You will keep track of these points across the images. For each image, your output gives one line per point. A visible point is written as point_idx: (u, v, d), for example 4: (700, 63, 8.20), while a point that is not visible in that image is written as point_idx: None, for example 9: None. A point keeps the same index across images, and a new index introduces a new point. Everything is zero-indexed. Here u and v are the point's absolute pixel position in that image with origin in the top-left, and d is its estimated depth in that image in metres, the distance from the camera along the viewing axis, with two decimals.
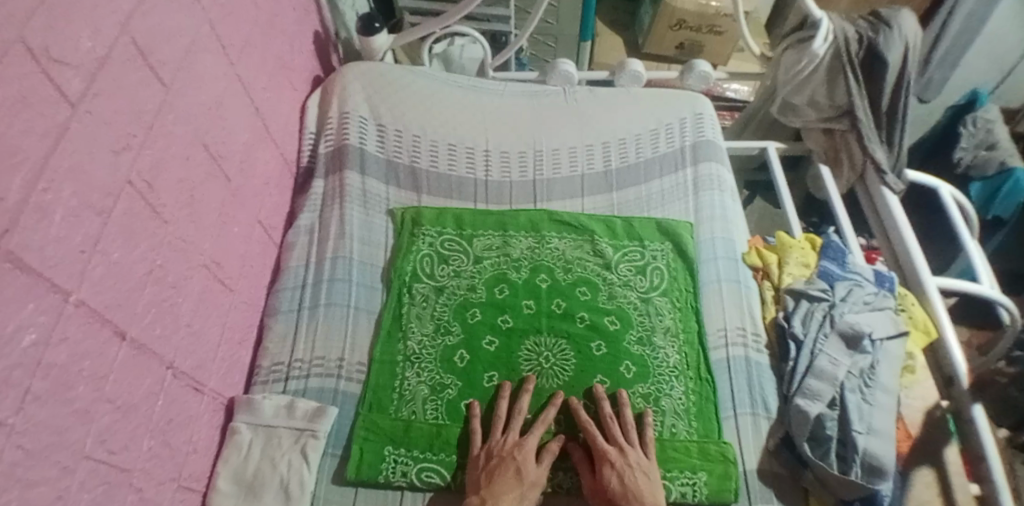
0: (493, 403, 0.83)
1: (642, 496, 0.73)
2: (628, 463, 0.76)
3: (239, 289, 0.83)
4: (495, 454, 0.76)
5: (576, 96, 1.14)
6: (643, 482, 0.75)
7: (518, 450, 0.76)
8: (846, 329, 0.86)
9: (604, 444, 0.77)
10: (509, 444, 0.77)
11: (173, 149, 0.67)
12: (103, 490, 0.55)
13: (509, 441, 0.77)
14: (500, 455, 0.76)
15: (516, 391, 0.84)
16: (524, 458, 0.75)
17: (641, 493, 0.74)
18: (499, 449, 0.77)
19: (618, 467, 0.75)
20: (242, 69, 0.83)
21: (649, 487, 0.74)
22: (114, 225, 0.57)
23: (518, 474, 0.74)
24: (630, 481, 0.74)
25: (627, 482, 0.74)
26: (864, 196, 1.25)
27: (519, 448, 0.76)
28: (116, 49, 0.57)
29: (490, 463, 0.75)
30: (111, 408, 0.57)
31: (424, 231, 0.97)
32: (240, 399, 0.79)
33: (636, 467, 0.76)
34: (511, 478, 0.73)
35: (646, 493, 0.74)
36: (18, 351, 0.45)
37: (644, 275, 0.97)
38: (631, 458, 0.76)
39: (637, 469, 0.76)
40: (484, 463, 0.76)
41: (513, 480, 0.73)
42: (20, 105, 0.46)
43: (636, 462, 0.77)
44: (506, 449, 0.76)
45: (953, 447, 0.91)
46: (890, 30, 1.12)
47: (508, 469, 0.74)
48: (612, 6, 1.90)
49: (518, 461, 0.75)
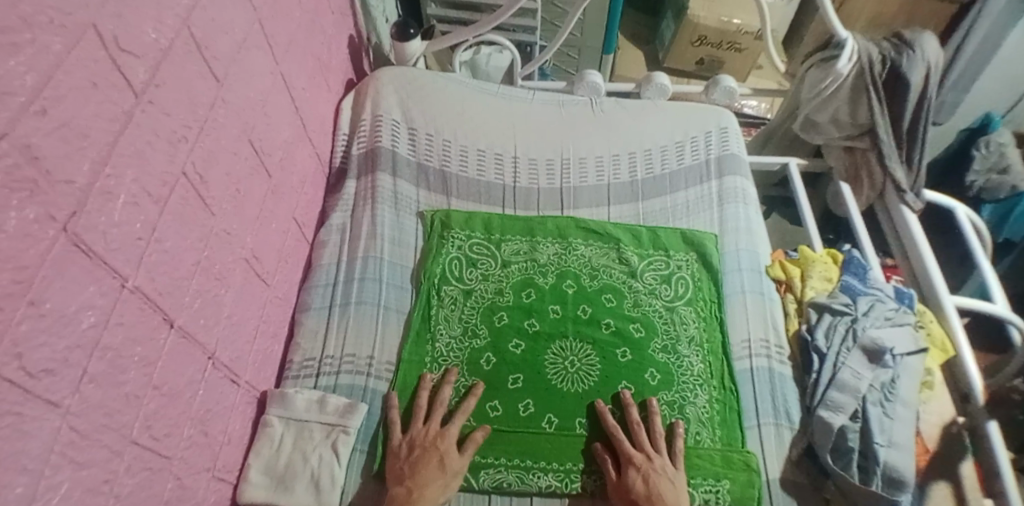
0: (412, 396, 0.84)
1: (667, 500, 0.74)
2: (652, 468, 0.77)
3: (275, 284, 0.84)
4: (418, 445, 0.77)
5: (603, 106, 1.17)
6: (667, 486, 0.76)
7: (440, 440, 0.78)
8: (869, 344, 0.87)
9: (630, 449, 0.79)
10: (432, 435, 0.79)
11: (223, 143, 0.68)
12: (145, 476, 0.56)
13: (431, 431, 0.79)
14: (424, 446, 0.77)
15: (438, 383, 0.85)
16: (447, 446, 0.77)
17: (665, 497, 0.74)
18: (423, 439, 0.78)
19: (643, 469, 0.77)
20: (286, 68, 0.85)
21: (672, 491, 0.75)
22: (169, 214, 0.58)
23: (442, 463, 0.76)
24: (655, 485, 0.75)
25: (651, 485, 0.75)
26: (884, 214, 1.26)
27: (441, 438, 0.78)
28: (178, 41, 0.58)
29: (414, 453, 0.77)
30: (157, 395, 0.57)
31: (453, 234, 0.99)
32: (273, 393, 0.80)
33: (661, 472, 0.77)
34: (433, 467, 0.75)
35: (670, 497, 0.75)
36: (78, 332, 0.46)
37: (668, 284, 0.98)
38: (657, 462, 0.78)
39: (663, 475, 0.77)
40: (407, 453, 0.77)
41: (435, 469, 0.75)
42: (93, 91, 0.46)
43: (661, 467, 0.77)
44: (429, 440, 0.78)
45: (969, 462, 0.92)
46: (914, 52, 1.14)
47: (432, 460, 0.76)
48: (634, 21, 1.93)
49: (440, 450, 0.77)
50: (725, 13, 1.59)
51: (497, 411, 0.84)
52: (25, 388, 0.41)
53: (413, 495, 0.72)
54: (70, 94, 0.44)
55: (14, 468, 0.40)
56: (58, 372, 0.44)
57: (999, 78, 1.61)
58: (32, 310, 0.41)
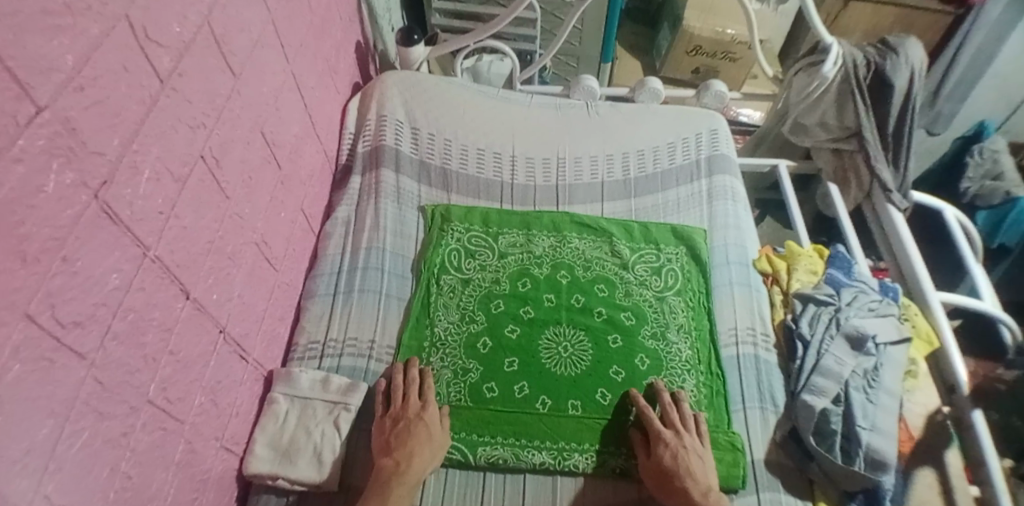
0: (390, 375, 0.87)
1: (696, 475, 0.77)
2: (681, 445, 0.80)
3: (282, 269, 0.89)
4: (401, 419, 0.81)
5: (598, 109, 1.22)
6: (695, 461, 0.79)
7: (423, 413, 0.81)
8: (851, 332, 0.91)
9: (659, 428, 0.81)
10: (414, 409, 0.82)
11: (237, 133, 0.73)
12: (159, 435, 0.59)
13: (414, 407, 0.82)
14: (408, 418, 0.81)
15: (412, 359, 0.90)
16: (431, 420, 0.81)
17: (694, 472, 0.78)
18: (407, 412, 0.81)
19: (672, 446, 0.79)
20: (296, 67, 0.91)
21: (701, 466, 0.79)
22: (188, 192, 0.63)
23: (427, 435, 0.79)
24: (683, 460, 0.78)
25: (680, 461, 0.78)
26: (871, 214, 1.30)
27: (423, 412, 0.81)
28: (199, 36, 0.63)
29: (398, 426, 0.80)
30: (172, 360, 0.61)
31: (453, 227, 1.04)
32: (279, 372, 0.84)
33: (691, 449, 0.80)
34: (420, 437, 0.79)
35: (699, 472, 0.78)
36: (105, 290, 0.50)
37: (659, 276, 1.02)
38: (686, 440, 0.81)
39: (694, 452, 0.80)
40: (391, 427, 0.80)
41: (423, 439, 0.79)
42: (123, 74, 0.52)
43: (690, 444, 0.81)
44: (411, 413, 0.81)
45: (954, 451, 0.95)
46: (897, 57, 1.19)
47: (421, 433, 0.79)
48: (632, 33, 2.00)
49: (425, 423, 0.80)
50: (719, 23, 1.64)
51: (494, 391, 0.88)
52: (56, 336, 0.45)
53: (401, 467, 0.76)
54: (105, 75, 0.49)
55: (44, 409, 0.44)
56: (85, 325, 0.48)
57: (997, 86, 1.65)
58: (64, 267, 0.45)
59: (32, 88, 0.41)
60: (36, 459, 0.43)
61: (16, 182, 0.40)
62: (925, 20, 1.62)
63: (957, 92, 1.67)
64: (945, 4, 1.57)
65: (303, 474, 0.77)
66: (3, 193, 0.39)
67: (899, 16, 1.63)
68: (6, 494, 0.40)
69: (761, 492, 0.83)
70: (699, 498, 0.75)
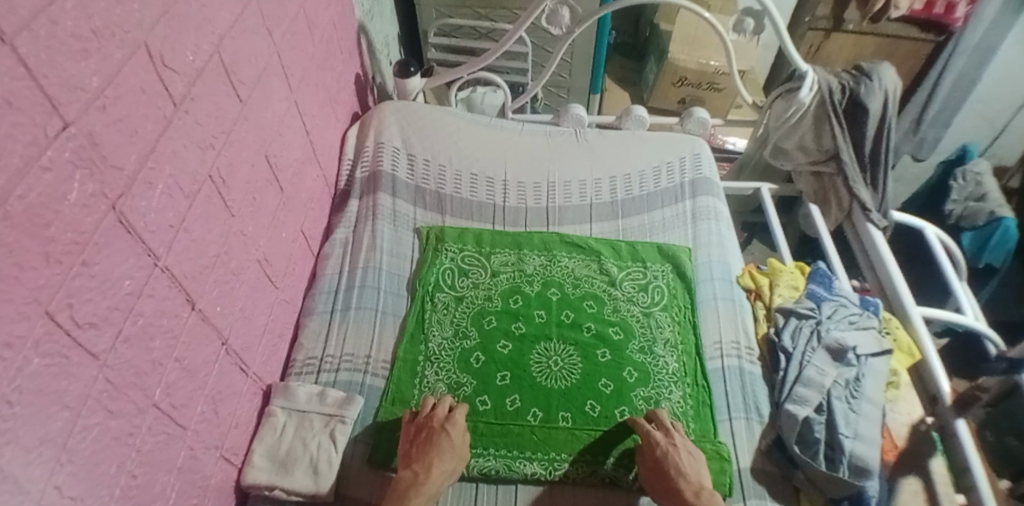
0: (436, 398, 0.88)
1: (687, 474, 0.79)
2: (672, 444, 0.83)
3: (283, 287, 0.93)
4: (426, 426, 0.83)
5: (586, 135, 1.28)
6: (686, 458, 0.81)
7: (448, 424, 0.82)
8: (832, 344, 0.94)
9: (650, 430, 0.84)
10: (440, 419, 0.83)
11: (242, 154, 0.78)
12: (162, 438, 0.63)
13: (440, 414, 0.84)
14: (433, 428, 0.82)
15: (413, 374, 0.93)
16: (455, 431, 0.82)
17: (685, 469, 0.79)
18: (433, 421, 0.83)
19: (664, 445, 0.82)
20: (299, 96, 0.97)
21: (691, 463, 0.81)
22: (196, 208, 0.68)
23: (450, 446, 0.80)
24: (675, 458, 0.80)
25: (671, 458, 0.80)
26: (853, 233, 1.35)
27: (449, 422, 0.83)
28: (210, 64, 0.69)
29: (422, 434, 0.82)
30: (177, 366, 0.65)
31: (447, 247, 1.08)
32: (277, 386, 0.87)
33: (681, 447, 0.82)
34: (440, 448, 0.79)
35: (690, 470, 0.80)
36: (118, 295, 0.55)
37: (645, 292, 1.05)
38: (676, 439, 0.83)
39: (681, 449, 0.82)
40: (416, 435, 0.82)
41: (446, 450, 0.79)
42: (142, 96, 0.57)
43: (680, 443, 0.83)
44: (436, 421, 0.83)
45: (939, 460, 0.97)
46: (871, 82, 1.25)
47: (443, 443, 0.80)
48: (621, 65, 2.09)
49: (448, 434, 0.81)
50: (703, 56, 1.72)
51: (486, 404, 0.90)
52: (72, 335, 0.49)
53: (420, 477, 0.76)
54: (125, 96, 0.55)
55: (58, 403, 0.48)
56: (99, 327, 0.53)
57: (977, 111, 1.77)
58: (83, 270, 0.50)
59: (60, 105, 0.47)
60: (49, 450, 0.48)
61: (43, 188, 0.45)
62: (906, 47, 1.67)
63: (941, 117, 1.73)
64: (927, 34, 1.63)
65: (299, 484, 0.79)
66: (31, 198, 0.44)
67: (879, 45, 1.68)
68: (20, 478, 0.45)
69: (747, 499, 0.85)
70: (691, 497, 0.76)
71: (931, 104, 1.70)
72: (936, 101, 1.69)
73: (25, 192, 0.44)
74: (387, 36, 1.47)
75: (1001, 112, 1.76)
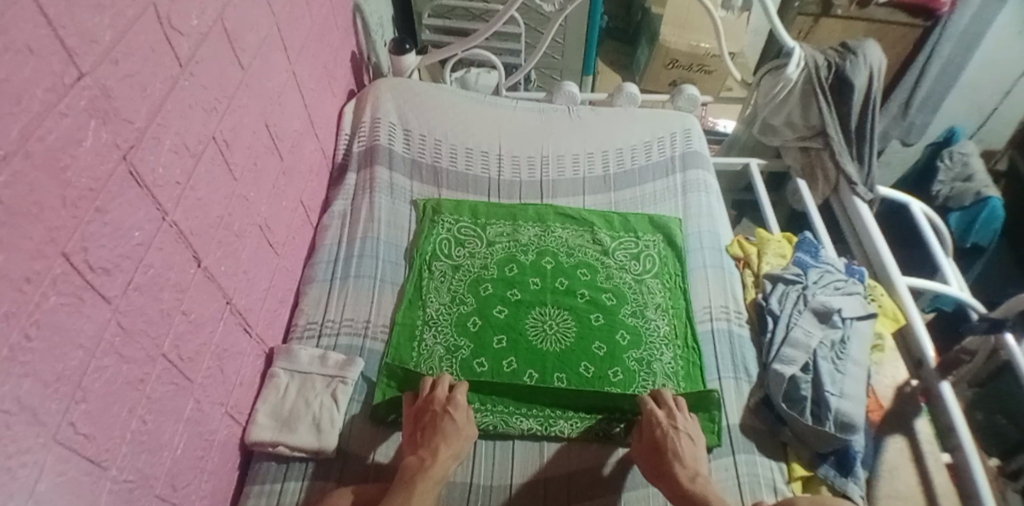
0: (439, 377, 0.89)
1: (684, 460, 0.80)
2: (674, 426, 0.83)
3: (283, 254, 0.95)
4: (427, 409, 0.83)
5: (579, 112, 1.30)
6: (686, 444, 0.82)
7: (450, 406, 0.83)
8: (818, 306, 0.98)
9: (653, 409, 0.85)
10: (441, 402, 0.84)
11: (244, 121, 0.81)
12: (170, 389, 0.66)
13: (442, 396, 0.85)
14: (436, 411, 0.82)
15: (414, 339, 0.95)
16: (457, 413, 0.83)
17: (682, 452, 0.80)
18: (435, 404, 0.83)
19: (665, 426, 0.83)
20: (298, 68, 0.99)
21: (690, 449, 0.82)
22: (201, 168, 0.70)
23: (455, 429, 0.81)
24: (676, 441, 0.81)
25: (671, 441, 0.81)
26: (839, 207, 1.39)
27: (450, 403, 0.83)
28: (215, 29, 0.71)
29: (424, 418, 0.82)
30: (185, 319, 0.68)
31: (443, 218, 1.10)
32: (279, 349, 0.90)
33: (681, 431, 0.83)
34: (444, 432, 0.80)
35: (687, 456, 0.81)
36: (129, 244, 0.57)
37: (637, 261, 1.08)
38: (678, 422, 0.84)
39: (681, 430, 0.83)
40: (416, 420, 0.82)
41: (450, 435, 0.80)
42: (151, 54, 0.59)
43: (682, 426, 0.84)
44: (438, 404, 0.83)
45: (924, 419, 1.00)
46: (856, 58, 1.28)
47: (446, 427, 0.81)
48: (613, 49, 2.11)
49: (450, 417, 0.82)
50: (693, 37, 1.73)
51: (484, 366, 0.93)
52: (86, 278, 0.52)
53: (426, 463, 0.76)
54: (135, 52, 0.57)
55: (73, 342, 0.50)
56: (111, 273, 0.55)
57: (965, 96, 1.81)
58: (97, 217, 0.53)
59: (76, 55, 0.49)
60: (65, 386, 0.50)
61: (61, 132, 0.48)
62: (896, 33, 1.64)
63: (929, 104, 1.76)
64: (916, 18, 1.60)
65: (302, 440, 0.81)
66: (50, 141, 0.46)
67: (868, 31, 1.64)
68: (37, 410, 0.47)
69: (736, 453, 0.88)
70: (686, 482, 0.77)
71: (920, 88, 1.71)
72: (924, 85, 1.71)
73: (45, 134, 0.46)
74: (382, 17, 1.49)
75: (988, 96, 1.81)
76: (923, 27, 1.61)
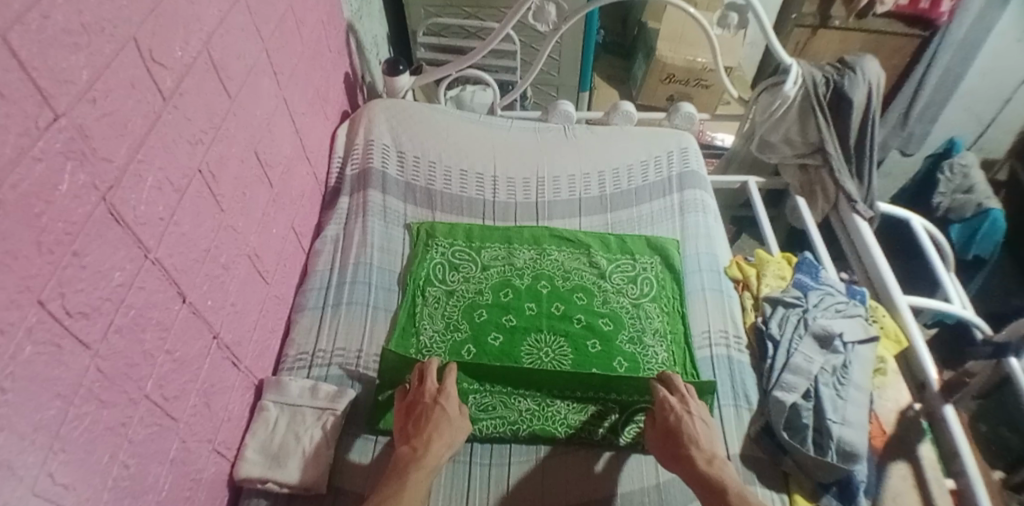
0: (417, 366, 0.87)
1: (700, 444, 0.78)
2: (687, 411, 0.82)
3: (273, 282, 0.94)
4: (418, 402, 0.82)
5: (575, 130, 1.29)
6: (701, 428, 0.80)
7: (440, 397, 0.82)
8: (818, 331, 0.96)
9: (665, 395, 0.83)
10: (432, 393, 0.83)
11: (232, 150, 0.80)
12: (154, 429, 0.64)
13: (431, 387, 0.83)
14: (426, 402, 0.81)
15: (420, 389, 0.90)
16: (449, 402, 0.82)
17: (697, 437, 0.79)
18: (425, 396, 0.82)
19: (678, 411, 0.81)
20: (288, 93, 0.98)
21: (705, 432, 0.80)
22: (186, 202, 0.69)
23: (447, 419, 0.80)
24: (688, 426, 0.80)
25: (685, 426, 0.80)
26: (839, 224, 1.37)
27: (441, 394, 0.82)
28: (199, 60, 0.70)
29: (414, 411, 0.81)
30: (169, 358, 0.66)
31: (437, 242, 1.09)
32: (268, 381, 0.88)
33: (695, 415, 0.82)
34: (437, 421, 0.79)
35: (703, 440, 0.79)
36: (110, 286, 0.56)
37: (634, 284, 1.06)
38: (691, 406, 0.82)
39: (697, 416, 0.81)
40: (407, 413, 0.82)
41: (442, 424, 0.79)
42: (131, 90, 0.58)
43: (695, 410, 0.83)
44: (428, 395, 0.82)
45: (927, 444, 0.97)
46: (855, 74, 1.26)
47: (439, 417, 0.80)
48: (609, 65, 2.11)
49: (442, 407, 0.81)
50: (689, 53, 1.73)
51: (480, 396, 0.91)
52: (64, 324, 0.50)
53: (419, 452, 0.76)
54: (115, 90, 0.56)
55: (51, 391, 0.49)
56: (91, 317, 0.54)
57: (964, 105, 1.80)
58: (74, 260, 0.51)
59: (51, 97, 0.47)
60: (42, 437, 0.48)
61: (35, 178, 0.46)
62: (894, 42, 1.63)
63: (926, 114, 1.76)
64: (914, 28, 1.58)
65: (292, 478, 0.79)
66: (24, 188, 0.45)
67: (867, 40, 1.63)
68: (14, 464, 0.45)
69: None
70: (702, 465, 0.76)
71: (919, 99, 1.70)
72: (923, 96, 1.69)
73: (18, 181, 0.44)
74: (376, 36, 1.49)
75: (987, 106, 1.79)
76: (921, 37, 1.60)
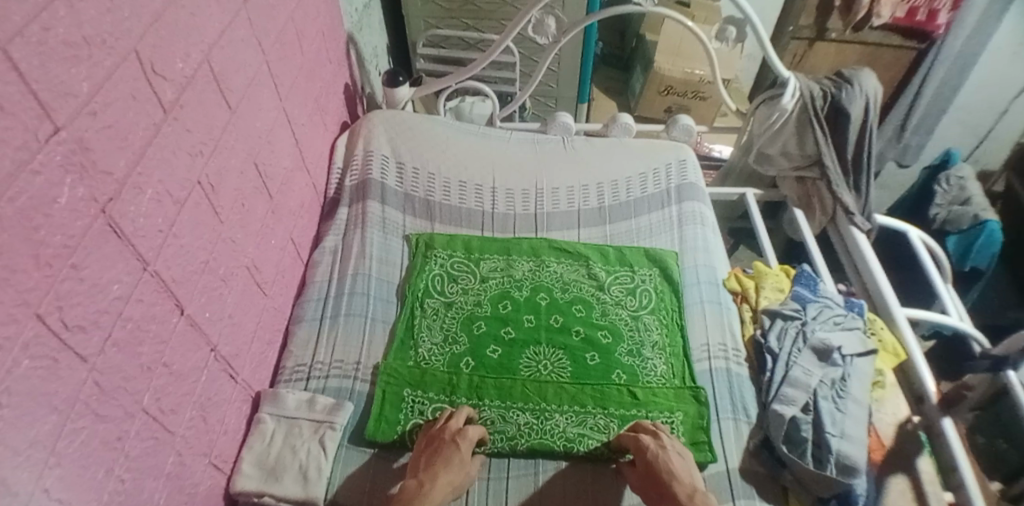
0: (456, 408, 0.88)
1: (679, 476, 0.77)
2: (661, 447, 0.81)
3: (271, 294, 0.94)
4: (437, 437, 0.82)
5: (573, 143, 1.29)
6: (678, 461, 0.80)
7: (459, 436, 0.81)
8: (818, 345, 0.95)
9: (636, 436, 0.83)
10: (452, 432, 0.82)
11: (232, 162, 0.80)
12: (151, 443, 0.63)
13: (453, 426, 0.83)
14: (444, 439, 0.81)
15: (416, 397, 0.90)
16: (465, 444, 0.80)
17: (674, 470, 0.78)
18: (444, 433, 0.82)
19: (654, 448, 0.81)
20: (288, 105, 0.99)
21: (683, 465, 0.79)
22: (185, 214, 0.69)
23: (459, 461, 0.78)
24: (665, 461, 0.79)
25: (662, 461, 0.79)
26: (837, 237, 1.37)
27: (461, 434, 0.81)
28: (199, 72, 0.70)
29: (431, 446, 0.81)
30: (166, 371, 0.66)
31: (436, 253, 1.09)
32: (266, 393, 0.88)
33: (670, 449, 0.81)
34: (447, 459, 0.78)
35: (682, 472, 0.78)
36: (108, 299, 0.56)
37: (633, 296, 1.06)
38: (664, 440, 0.82)
39: (671, 451, 0.81)
40: (425, 446, 0.81)
41: (453, 463, 0.78)
42: (131, 102, 0.58)
43: (669, 445, 0.82)
44: (449, 433, 0.81)
45: (926, 458, 0.97)
46: (852, 88, 1.26)
47: (451, 456, 0.78)
48: (607, 76, 2.13)
49: (456, 446, 0.79)
50: (688, 65, 1.74)
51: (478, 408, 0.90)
52: (61, 338, 0.50)
53: (425, 486, 0.75)
54: (115, 102, 0.56)
55: (47, 405, 0.48)
56: (88, 330, 0.53)
57: (960, 117, 1.81)
58: (72, 273, 0.51)
59: (51, 110, 0.47)
60: (38, 452, 0.48)
61: (34, 191, 0.46)
62: (890, 54, 1.66)
63: (922, 126, 1.76)
64: (909, 40, 1.62)
65: (290, 491, 0.80)
66: (23, 201, 0.45)
67: (864, 52, 1.65)
68: (8, 481, 0.44)
69: (737, 500, 0.85)
70: (684, 498, 0.75)
71: (915, 111, 1.71)
72: (919, 109, 1.70)
73: (17, 195, 0.44)
74: (376, 47, 1.50)
75: (983, 117, 1.80)
76: (917, 49, 1.64)
